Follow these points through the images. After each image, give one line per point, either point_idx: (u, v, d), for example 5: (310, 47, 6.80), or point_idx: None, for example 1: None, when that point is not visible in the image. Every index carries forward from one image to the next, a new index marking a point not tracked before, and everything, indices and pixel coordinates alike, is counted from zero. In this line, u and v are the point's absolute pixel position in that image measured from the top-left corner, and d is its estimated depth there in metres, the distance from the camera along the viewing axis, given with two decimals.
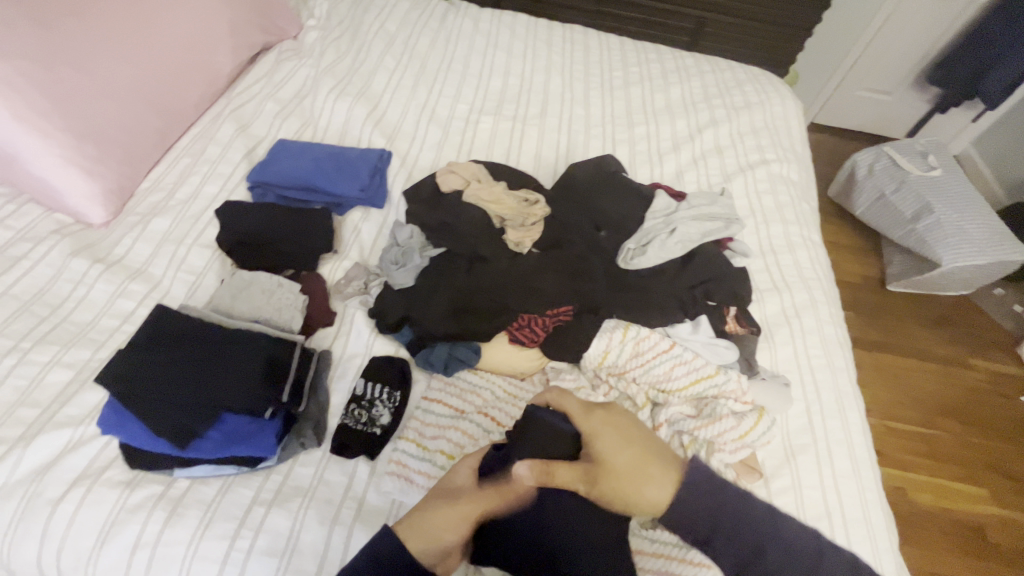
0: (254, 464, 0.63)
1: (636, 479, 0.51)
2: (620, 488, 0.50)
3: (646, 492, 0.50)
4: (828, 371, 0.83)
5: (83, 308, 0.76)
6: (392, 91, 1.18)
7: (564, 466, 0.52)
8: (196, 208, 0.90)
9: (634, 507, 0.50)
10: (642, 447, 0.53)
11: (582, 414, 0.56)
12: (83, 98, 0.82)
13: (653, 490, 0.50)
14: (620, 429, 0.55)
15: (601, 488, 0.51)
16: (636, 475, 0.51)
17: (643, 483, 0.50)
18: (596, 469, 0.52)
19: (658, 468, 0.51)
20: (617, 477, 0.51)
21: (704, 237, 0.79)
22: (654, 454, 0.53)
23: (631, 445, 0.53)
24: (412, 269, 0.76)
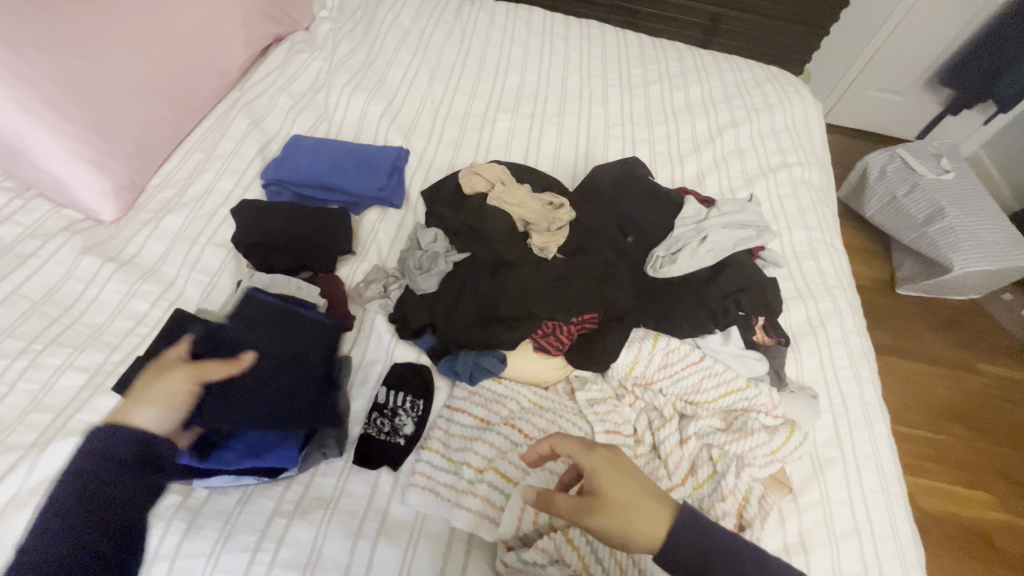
0: (275, 475, 0.61)
1: (633, 512, 0.49)
2: (618, 522, 0.49)
3: (642, 527, 0.49)
4: (853, 382, 0.82)
5: (95, 309, 0.74)
6: (407, 86, 1.15)
7: (564, 498, 0.51)
8: (209, 205, 0.88)
9: (630, 543, 0.49)
10: (640, 482, 0.52)
11: (581, 452, 0.54)
12: (94, 89, 0.79)
13: (648, 524, 0.49)
14: (618, 461, 0.53)
15: (600, 520, 0.49)
16: (631, 508, 0.50)
17: (639, 516, 0.49)
18: (595, 501, 0.50)
19: (653, 504, 0.50)
20: (614, 510, 0.49)
21: (735, 246, 0.77)
22: (649, 490, 0.52)
23: (630, 479, 0.52)
24: (435, 274, 0.74)
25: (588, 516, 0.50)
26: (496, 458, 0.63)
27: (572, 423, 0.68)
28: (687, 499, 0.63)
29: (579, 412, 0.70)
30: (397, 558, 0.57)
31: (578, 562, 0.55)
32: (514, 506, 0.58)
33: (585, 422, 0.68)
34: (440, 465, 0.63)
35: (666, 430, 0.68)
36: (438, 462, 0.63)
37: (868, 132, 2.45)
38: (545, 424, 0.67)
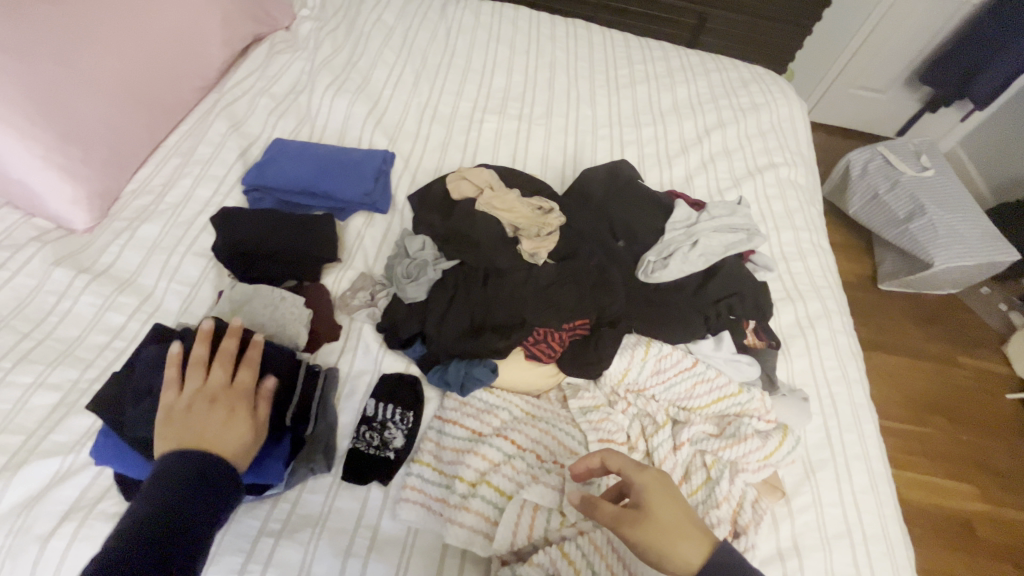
0: (260, 492, 0.59)
1: (674, 536, 0.50)
2: (661, 541, 0.50)
3: (683, 551, 0.49)
4: (843, 383, 0.83)
5: (69, 323, 0.71)
6: (392, 87, 1.13)
7: (609, 507, 0.52)
8: (188, 212, 0.85)
9: (667, 563, 0.49)
10: (685, 509, 0.52)
11: (635, 469, 0.55)
12: (66, 94, 0.75)
13: (689, 551, 0.50)
14: (668, 485, 0.54)
15: (640, 534, 0.50)
16: (674, 532, 0.50)
17: (681, 542, 0.50)
18: (638, 516, 0.51)
19: (694, 533, 0.51)
20: (657, 529, 0.50)
21: (726, 250, 0.76)
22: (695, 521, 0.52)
23: (678, 504, 0.53)
24: (425, 282, 0.72)
25: (631, 529, 0.51)
26: (488, 470, 0.62)
27: (565, 432, 0.68)
28: None
29: (570, 421, 0.69)
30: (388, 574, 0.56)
31: None
32: (507, 519, 0.57)
33: (578, 432, 0.68)
34: (432, 478, 0.62)
35: (660, 437, 0.67)
36: (430, 475, 0.62)
37: (850, 130, 2.48)
38: (536, 433, 0.66)
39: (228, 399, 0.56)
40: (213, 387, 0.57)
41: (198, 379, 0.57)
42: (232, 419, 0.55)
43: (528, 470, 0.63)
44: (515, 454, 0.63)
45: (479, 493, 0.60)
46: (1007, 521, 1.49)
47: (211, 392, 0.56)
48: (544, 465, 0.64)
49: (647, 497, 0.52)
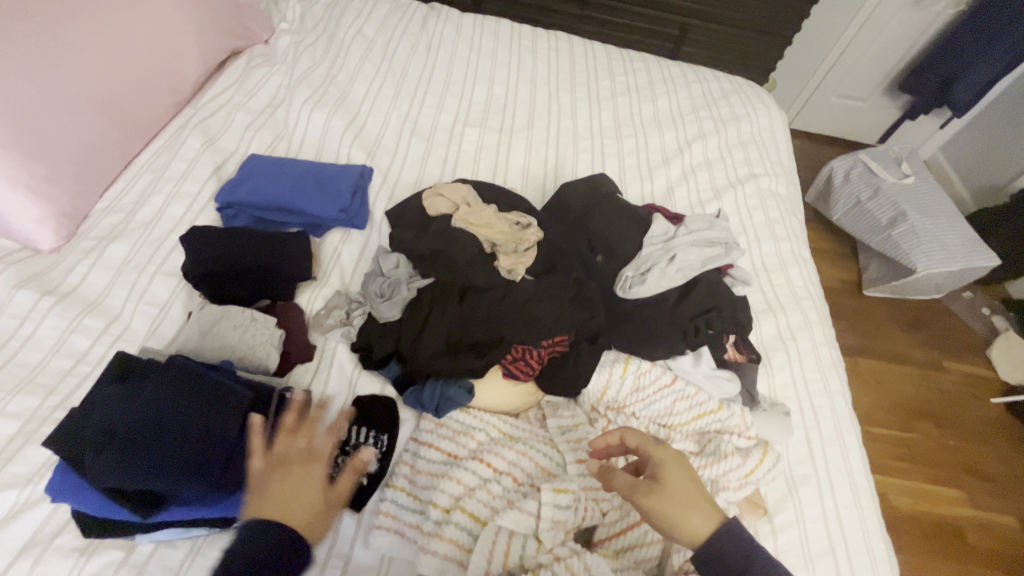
0: (226, 524, 0.57)
1: (685, 508, 0.51)
2: (672, 510, 0.51)
3: (694, 520, 0.51)
4: (825, 396, 0.82)
5: (31, 347, 0.68)
6: (372, 100, 1.13)
7: (624, 476, 0.55)
8: (159, 231, 0.83)
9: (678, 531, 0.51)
10: (701, 486, 0.54)
11: (657, 445, 0.57)
12: (34, 110, 0.73)
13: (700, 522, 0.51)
14: (686, 464, 0.56)
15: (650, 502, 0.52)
16: (687, 504, 0.52)
17: (692, 513, 0.51)
18: (651, 486, 0.53)
19: (707, 505, 0.52)
20: (669, 499, 0.52)
21: (704, 264, 0.76)
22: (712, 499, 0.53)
23: (693, 480, 0.54)
24: (399, 301, 0.71)
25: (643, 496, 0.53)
26: (462, 497, 0.60)
27: (543, 453, 0.66)
28: None
29: (548, 440, 0.67)
30: None
31: None
32: (481, 547, 0.56)
33: (557, 452, 0.66)
34: (406, 503, 0.61)
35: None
36: (403, 500, 0.61)
37: (832, 137, 2.51)
38: (512, 458, 0.63)
39: (297, 460, 0.54)
40: (278, 451, 0.54)
41: (263, 448, 0.54)
42: (322, 491, 0.52)
43: (503, 494, 0.61)
44: (490, 480, 0.61)
45: (453, 521, 0.58)
46: (994, 527, 1.50)
47: (311, 460, 0.54)
48: (520, 489, 0.62)
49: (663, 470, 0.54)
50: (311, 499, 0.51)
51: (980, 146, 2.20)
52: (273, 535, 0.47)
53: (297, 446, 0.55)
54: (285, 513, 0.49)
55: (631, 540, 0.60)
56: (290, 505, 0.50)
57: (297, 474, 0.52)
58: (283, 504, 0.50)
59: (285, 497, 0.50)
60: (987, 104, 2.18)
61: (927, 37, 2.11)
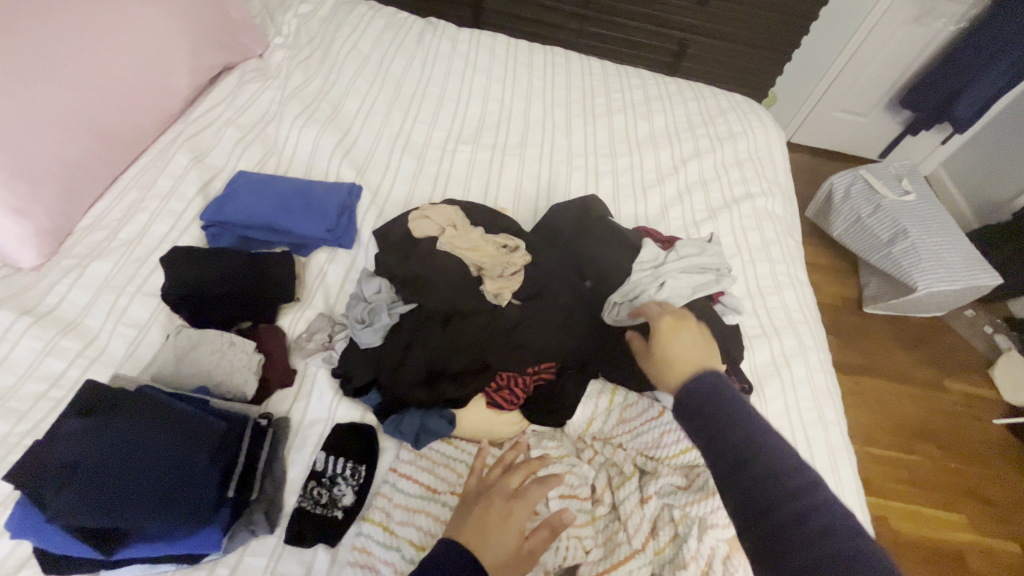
0: (195, 559, 0.56)
1: (670, 364, 0.58)
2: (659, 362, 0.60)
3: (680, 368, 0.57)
4: (819, 426, 0.80)
5: (4, 370, 0.67)
6: (364, 116, 1.12)
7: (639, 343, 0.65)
8: (142, 249, 0.82)
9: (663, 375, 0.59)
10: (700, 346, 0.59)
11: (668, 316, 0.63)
12: (18, 128, 0.73)
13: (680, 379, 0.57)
14: (690, 331, 0.61)
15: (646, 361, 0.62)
16: (672, 361, 0.58)
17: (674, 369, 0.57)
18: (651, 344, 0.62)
19: (691, 364, 0.57)
20: (660, 359, 0.60)
21: (695, 291, 0.74)
22: (713, 359, 0.58)
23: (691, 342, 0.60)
24: (379, 328, 0.68)
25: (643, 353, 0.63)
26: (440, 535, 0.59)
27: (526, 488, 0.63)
28: (647, 565, 0.59)
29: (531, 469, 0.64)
30: None
31: None
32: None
33: None
34: (381, 539, 0.58)
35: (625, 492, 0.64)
36: (379, 536, 0.58)
37: (833, 152, 2.50)
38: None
39: (507, 503, 0.55)
40: (498, 488, 0.57)
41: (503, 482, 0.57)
42: (518, 541, 0.53)
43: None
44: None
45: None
46: (997, 553, 1.46)
47: (523, 503, 0.55)
48: None
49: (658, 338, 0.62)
50: (512, 547, 0.52)
51: (982, 163, 2.19)
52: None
53: (507, 485, 0.57)
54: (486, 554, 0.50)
55: None
56: (494, 546, 0.51)
57: (507, 512, 0.54)
58: (490, 543, 0.52)
59: (489, 538, 0.52)
60: (989, 121, 2.16)
61: (928, 54, 2.10)
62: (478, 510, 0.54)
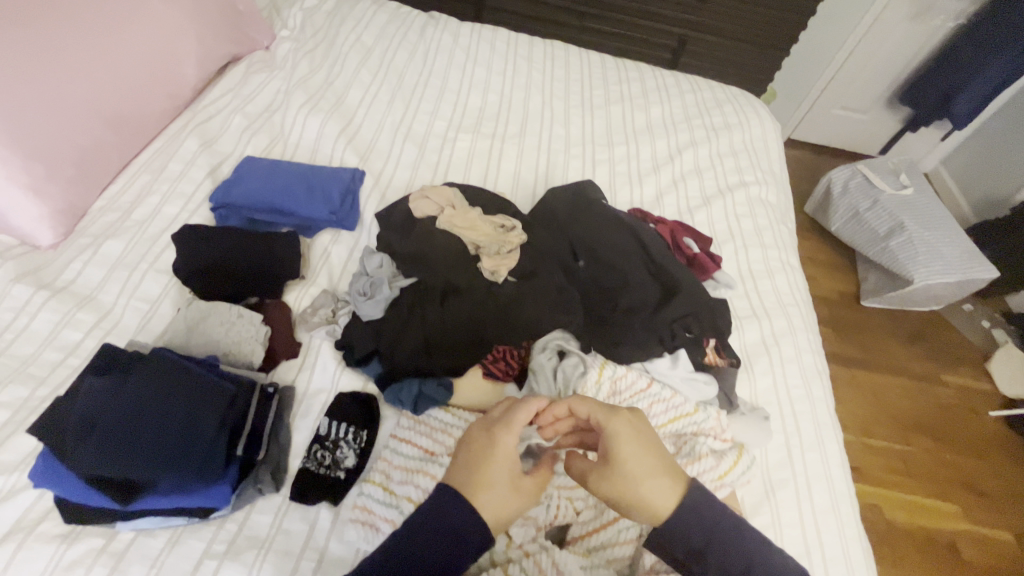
0: (206, 514, 0.59)
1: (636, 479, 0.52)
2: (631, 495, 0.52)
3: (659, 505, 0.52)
4: (807, 402, 0.82)
5: (24, 340, 0.70)
6: (367, 105, 1.15)
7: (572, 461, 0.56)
8: (153, 229, 0.85)
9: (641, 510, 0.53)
10: (660, 458, 0.54)
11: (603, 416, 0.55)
12: (35, 114, 0.76)
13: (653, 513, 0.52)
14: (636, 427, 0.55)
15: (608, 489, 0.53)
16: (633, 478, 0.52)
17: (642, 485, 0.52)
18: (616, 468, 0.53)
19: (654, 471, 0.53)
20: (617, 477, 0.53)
21: (682, 274, 0.80)
22: (668, 465, 0.54)
23: (649, 454, 0.53)
24: (381, 300, 0.72)
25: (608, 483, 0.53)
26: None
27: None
28: (634, 527, 0.61)
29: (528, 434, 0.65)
30: None
31: None
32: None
33: None
34: (381, 498, 0.61)
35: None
36: (378, 495, 0.61)
37: (832, 148, 2.52)
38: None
39: (496, 433, 0.54)
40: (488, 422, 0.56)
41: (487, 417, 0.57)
42: (516, 480, 0.53)
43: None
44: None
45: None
46: (987, 542, 1.48)
47: (513, 441, 0.53)
48: None
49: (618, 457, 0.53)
50: (512, 488, 0.52)
51: (981, 158, 2.20)
52: (465, 536, 0.49)
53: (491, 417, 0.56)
54: (486, 504, 0.51)
55: (605, 539, 0.61)
56: (494, 490, 0.51)
57: (498, 453, 0.53)
58: (489, 491, 0.51)
59: (488, 484, 0.52)
60: (988, 117, 2.18)
61: (927, 50, 2.11)
62: (469, 455, 0.53)
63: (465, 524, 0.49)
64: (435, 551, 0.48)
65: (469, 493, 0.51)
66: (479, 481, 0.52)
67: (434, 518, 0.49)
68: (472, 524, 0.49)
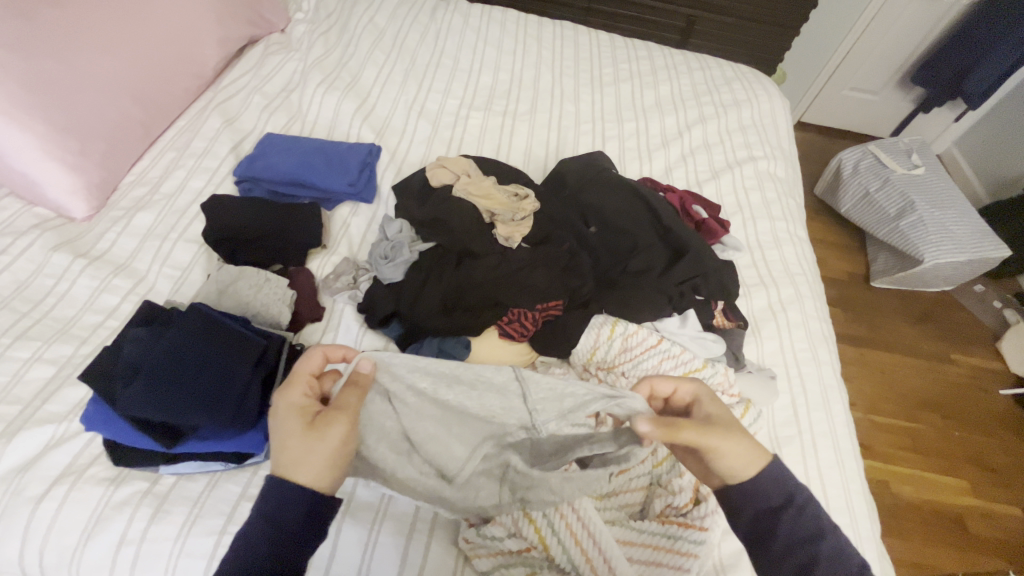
0: (241, 460, 0.62)
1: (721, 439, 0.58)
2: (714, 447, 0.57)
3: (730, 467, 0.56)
4: (812, 365, 0.85)
5: (66, 303, 0.74)
6: (381, 85, 1.18)
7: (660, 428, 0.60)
8: (181, 202, 0.89)
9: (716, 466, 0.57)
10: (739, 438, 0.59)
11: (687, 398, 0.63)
12: (70, 90, 0.79)
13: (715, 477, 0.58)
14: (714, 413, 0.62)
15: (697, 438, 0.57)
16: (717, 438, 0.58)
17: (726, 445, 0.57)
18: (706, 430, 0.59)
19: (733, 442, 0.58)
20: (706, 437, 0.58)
21: (691, 238, 0.83)
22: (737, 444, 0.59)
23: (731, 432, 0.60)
24: (401, 263, 0.78)
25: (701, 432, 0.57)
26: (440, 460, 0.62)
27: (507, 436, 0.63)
28: (645, 476, 0.65)
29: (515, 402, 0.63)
30: (362, 539, 0.60)
31: (534, 536, 0.57)
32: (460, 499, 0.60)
33: None
34: None
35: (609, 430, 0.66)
36: None
37: (843, 130, 2.50)
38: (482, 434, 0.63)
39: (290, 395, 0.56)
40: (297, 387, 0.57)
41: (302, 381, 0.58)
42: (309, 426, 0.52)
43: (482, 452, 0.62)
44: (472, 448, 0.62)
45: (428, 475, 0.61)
46: (1001, 517, 1.44)
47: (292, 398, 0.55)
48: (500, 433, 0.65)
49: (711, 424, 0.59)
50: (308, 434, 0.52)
51: (995, 138, 2.17)
52: (288, 520, 0.49)
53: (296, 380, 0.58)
54: (293, 470, 0.50)
55: (616, 486, 0.64)
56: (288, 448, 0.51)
57: (281, 415, 0.53)
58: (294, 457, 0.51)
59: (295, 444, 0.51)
60: (1003, 96, 2.15)
61: (940, 28, 2.09)
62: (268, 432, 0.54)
63: (288, 505, 0.49)
64: (278, 541, 0.48)
65: (277, 467, 0.51)
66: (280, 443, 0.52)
67: (264, 506, 0.49)
68: (289, 504, 0.49)
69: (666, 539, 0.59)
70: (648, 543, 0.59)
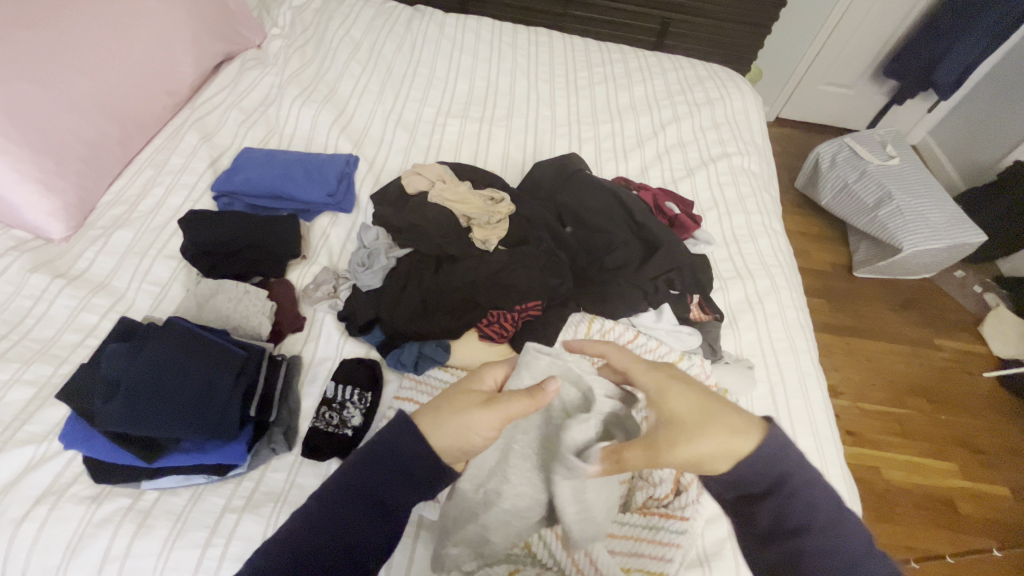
0: (225, 472, 0.63)
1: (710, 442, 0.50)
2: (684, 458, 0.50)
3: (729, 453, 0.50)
4: (790, 354, 0.86)
5: (44, 324, 0.74)
6: (358, 96, 1.19)
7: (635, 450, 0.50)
8: (161, 218, 0.90)
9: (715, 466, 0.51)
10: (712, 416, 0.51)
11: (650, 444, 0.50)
12: (44, 110, 0.79)
13: (557, 381, 0.51)
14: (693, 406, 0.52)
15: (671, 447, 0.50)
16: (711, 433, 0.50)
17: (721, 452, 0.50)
18: (666, 431, 0.50)
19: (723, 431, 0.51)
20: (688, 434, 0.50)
21: (665, 232, 0.85)
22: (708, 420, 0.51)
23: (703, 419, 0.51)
24: (378, 270, 0.79)
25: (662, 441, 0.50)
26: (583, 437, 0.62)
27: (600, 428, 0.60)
28: None
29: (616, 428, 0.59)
30: None
31: (516, 533, 0.59)
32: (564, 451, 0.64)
33: None
34: None
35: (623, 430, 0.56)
36: None
37: (820, 125, 2.55)
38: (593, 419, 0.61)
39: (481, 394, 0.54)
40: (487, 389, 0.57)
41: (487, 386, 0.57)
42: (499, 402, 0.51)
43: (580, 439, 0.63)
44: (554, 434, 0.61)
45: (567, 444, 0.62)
46: (986, 497, 1.46)
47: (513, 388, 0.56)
48: None
49: (661, 390, 0.53)
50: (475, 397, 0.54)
51: (968, 126, 2.22)
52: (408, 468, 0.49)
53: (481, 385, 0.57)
54: (435, 428, 0.51)
55: None
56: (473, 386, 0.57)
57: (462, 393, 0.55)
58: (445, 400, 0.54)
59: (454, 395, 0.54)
60: (972, 87, 2.21)
61: (909, 21, 2.13)
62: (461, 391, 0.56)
63: (406, 444, 0.50)
64: (353, 510, 0.47)
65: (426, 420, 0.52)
66: (448, 431, 0.51)
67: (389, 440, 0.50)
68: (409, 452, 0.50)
69: (648, 530, 0.61)
70: (629, 535, 0.61)
